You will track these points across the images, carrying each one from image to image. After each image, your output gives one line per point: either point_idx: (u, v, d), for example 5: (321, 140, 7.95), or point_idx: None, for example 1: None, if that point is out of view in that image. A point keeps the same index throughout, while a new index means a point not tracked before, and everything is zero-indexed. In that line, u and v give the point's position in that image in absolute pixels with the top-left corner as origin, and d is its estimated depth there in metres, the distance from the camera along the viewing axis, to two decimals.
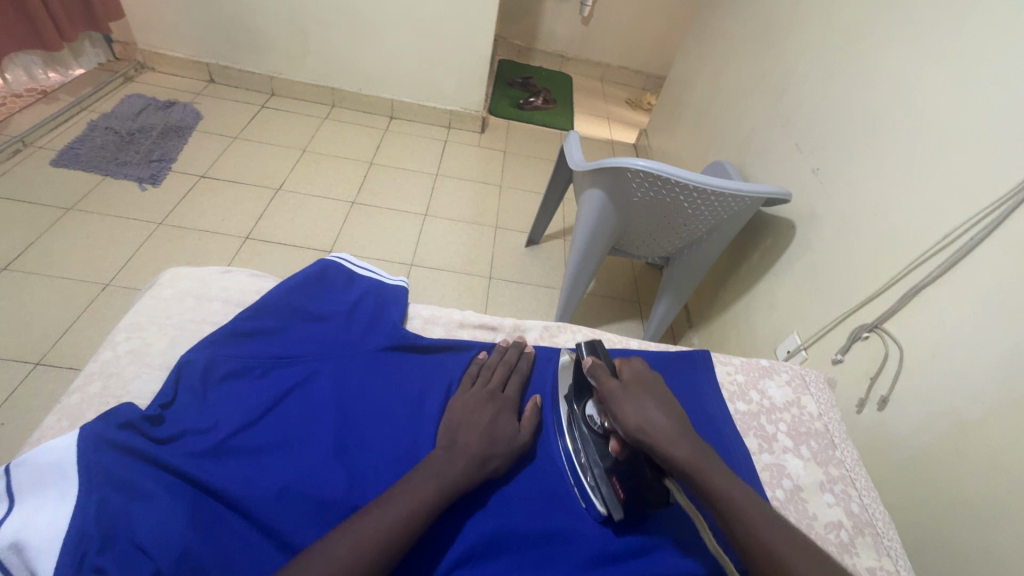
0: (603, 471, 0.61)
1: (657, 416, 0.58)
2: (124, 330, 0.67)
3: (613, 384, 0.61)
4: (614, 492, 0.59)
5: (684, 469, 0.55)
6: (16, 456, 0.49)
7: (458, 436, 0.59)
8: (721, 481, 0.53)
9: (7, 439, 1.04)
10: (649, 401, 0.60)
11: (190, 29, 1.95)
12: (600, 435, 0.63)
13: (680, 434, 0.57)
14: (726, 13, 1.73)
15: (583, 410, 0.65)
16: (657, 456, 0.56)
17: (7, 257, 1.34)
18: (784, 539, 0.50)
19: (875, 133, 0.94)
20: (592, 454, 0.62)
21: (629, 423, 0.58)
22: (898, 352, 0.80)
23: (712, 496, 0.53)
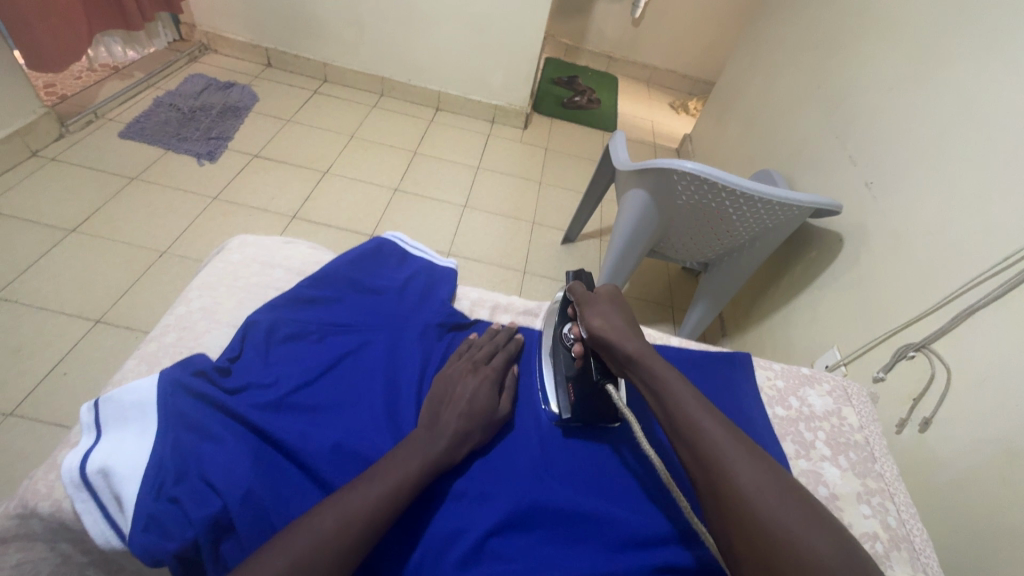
0: (564, 378, 0.69)
1: (615, 321, 0.64)
2: (196, 289, 0.71)
3: (588, 294, 0.69)
4: (569, 398, 0.67)
5: (631, 360, 0.59)
6: (103, 392, 0.54)
7: (440, 410, 0.60)
8: (663, 370, 0.56)
9: (70, 387, 1.12)
10: (612, 308, 0.66)
11: (252, 14, 2.03)
12: (568, 346, 0.71)
13: (633, 334, 0.62)
14: (783, 20, 1.69)
15: (561, 328, 0.73)
16: (607, 350, 0.62)
17: (76, 220, 1.43)
18: (703, 409, 0.52)
19: (936, 148, 0.90)
20: (559, 364, 0.70)
21: (589, 323, 0.65)
22: (946, 372, 0.78)
23: (646, 378, 0.56)
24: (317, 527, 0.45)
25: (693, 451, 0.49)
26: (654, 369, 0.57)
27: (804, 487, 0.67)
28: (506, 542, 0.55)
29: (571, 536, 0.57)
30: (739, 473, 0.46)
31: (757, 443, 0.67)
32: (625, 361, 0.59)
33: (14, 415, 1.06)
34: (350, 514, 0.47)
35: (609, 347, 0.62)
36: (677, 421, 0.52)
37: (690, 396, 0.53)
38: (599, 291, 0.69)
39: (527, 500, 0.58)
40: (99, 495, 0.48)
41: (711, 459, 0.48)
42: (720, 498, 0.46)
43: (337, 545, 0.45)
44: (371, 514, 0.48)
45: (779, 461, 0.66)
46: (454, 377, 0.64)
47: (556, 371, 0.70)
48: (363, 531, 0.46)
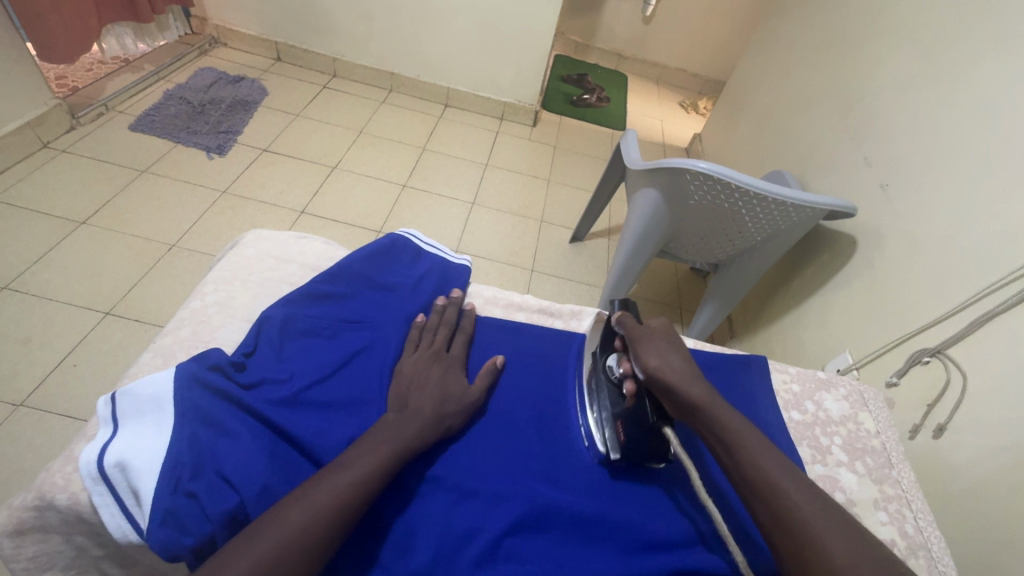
0: (611, 414, 0.64)
1: (675, 360, 0.60)
2: (212, 282, 0.71)
3: (639, 329, 0.65)
4: (617, 436, 0.62)
5: (696, 407, 0.56)
6: (119, 386, 0.54)
7: (409, 397, 0.59)
8: (734, 423, 0.54)
9: (79, 379, 1.12)
10: (667, 346, 0.62)
11: (262, 8, 2.03)
12: (614, 381, 0.66)
13: (697, 378, 0.58)
14: (797, 19, 1.67)
15: (604, 361, 0.69)
16: (666, 393, 0.58)
17: (86, 212, 1.43)
18: (781, 468, 0.50)
19: (953, 152, 0.89)
20: (604, 399, 0.66)
21: (644, 361, 0.61)
22: (961, 379, 0.77)
23: (720, 432, 0.54)
24: (287, 517, 0.45)
25: (773, 515, 0.47)
26: (723, 419, 0.54)
27: None
28: (520, 542, 0.55)
29: (585, 536, 0.57)
30: (829, 542, 0.44)
31: (773, 446, 0.66)
32: (689, 407, 0.56)
33: (24, 406, 1.06)
34: (333, 493, 0.47)
35: (669, 390, 0.58)
36: (754, 480, 0.50)
37: (768, 454, 0.51)
38: (653, 328, 0.66)
39: (540, 501, 0.58)
40: (116, 489, 0.48)
41: (794, 521, 0.46)
42: (806, 570, 0.43)
43: (322, 524, 0.45)
44: (354, 493, 0.48)
45: (795, 465, 0.65)
46: (417, 364, 0.63)
47: (599, 409, 0.65)
48: (345, 510, 0.47)
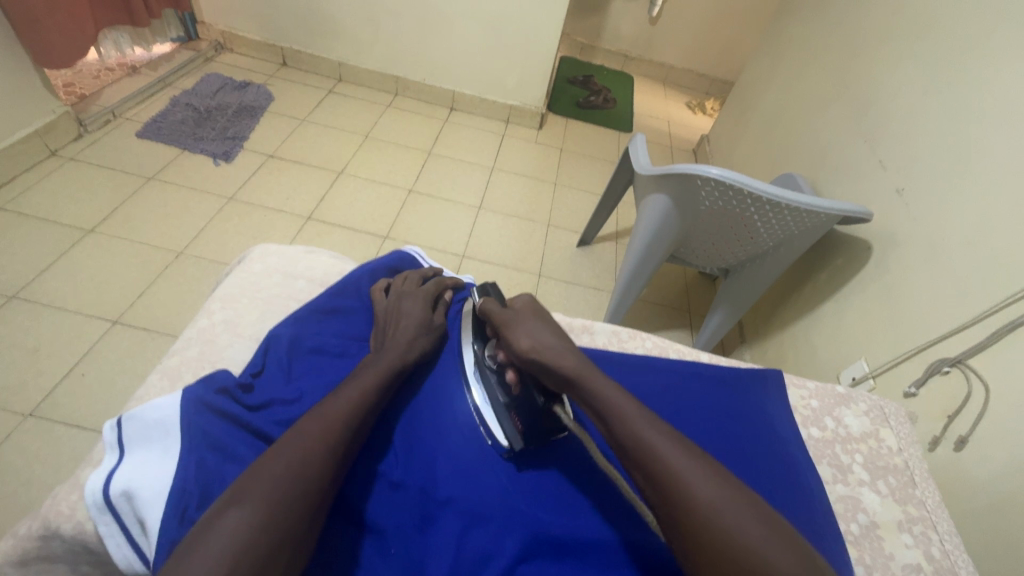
0: (505, 406, 0.64)
1: (546, 338, 0.61)
2: (218, 300, 0.71)
3: (507, 314, 0.66)
4: (516, 426, 0.63)
5: (570, 380, 0.56)
6: (125, 411, 0.53)
7: (390, 336, 0.66)
8: (605, 386, 0.54)
9: (88, 388, 1.12)
10: (537, 324, 0.64)
11: (268, 12, 2.03)
12: (497, 371, 0.67)
13: (567, 349, 0.60)
14: (807, 19, 1.65)
15: (483, 352, 0.69)
16: (543, 370, 0.59)
17: (95, 219, 1.44)
18: (647, 420, 0.51)
19: (972, 157, 0.87)
20: (494, 391, 0.66)
21: (518, 343, 0.61)
22: (983, 391, 0.75)
23: (591, 400, 0.54)
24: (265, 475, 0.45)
25: (644, 473, 0.48)
26: (593, 384, 0.55)
27: (842, 514, 0.65)
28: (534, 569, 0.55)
29: (601, 565, 0.57)
30: (692, 483, 0.45)
31: (792, 466, 0.65)
32: (565, 382, 0.57)
33: (34, 416, 1.06)
34: (301, 461, 0.47)
35: (544, 368, 0.58)
36: (624, 440, 0.50)
37: (636, 412, 0.52)
38: (518, 309, 0.68)
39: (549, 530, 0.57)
40: (123, 517, 0.48)
41: (661, 471, 0.47)
42: (679, 518, 0.45)
43: (295, 488, 0.46)
44: (317, 462, 0.48)
45: (815, 486, 0.63)
46: (398, 304, 0.70)
47: (491, 399, 0.66)
48: (323, 475, 0.48)
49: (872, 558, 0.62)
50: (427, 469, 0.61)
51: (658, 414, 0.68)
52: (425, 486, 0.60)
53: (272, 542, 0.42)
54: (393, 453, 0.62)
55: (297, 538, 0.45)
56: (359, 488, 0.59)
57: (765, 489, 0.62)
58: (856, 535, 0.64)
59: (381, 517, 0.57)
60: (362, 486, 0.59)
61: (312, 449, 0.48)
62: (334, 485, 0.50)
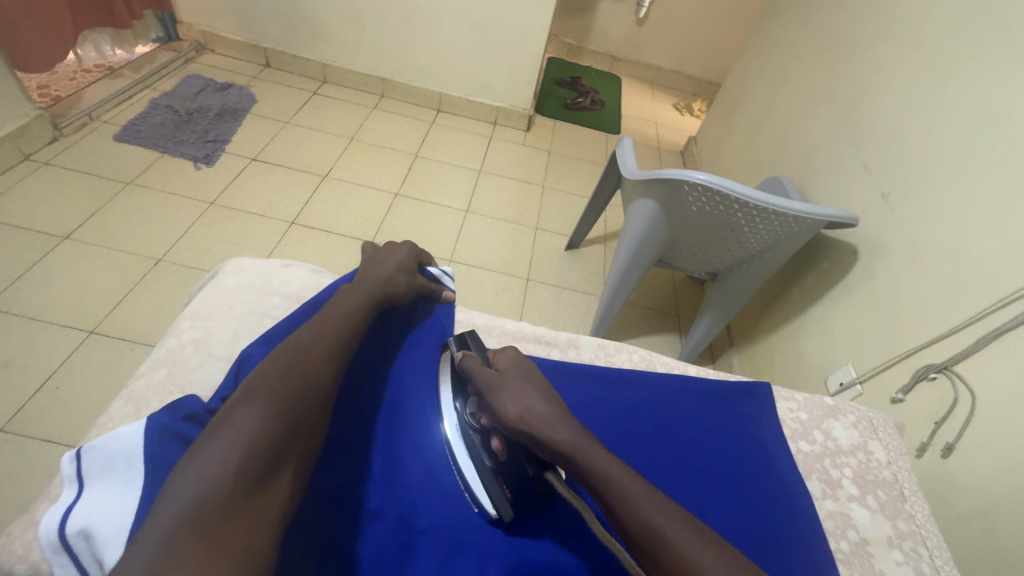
0: (491, 473, 0.60)
1: (535, 404, 0.57)
2: (189, 318, 0.69)
3: (491, 375, 0.62)
4: (504, 493, 0.59)
5: (566, 454, 0.53)
6: (84, 441, 0.51)
7: (366, 275, 0.71)
8: (604, 463, 0.51)
9: (63, 402, 1.08)
10: (524, 386, 0.59)
11: (249, 12, 1.99)
12: (480, 433, 0.63)
13: (558, 418, 0.56)
14: (793, 22, 1.66)
15: (466, 411, 0.64)
16: (535, 442, 0.55)
17: (69, 226, 1.40)
18: (654, 503, 0.47)
19: (956, 162, 0.88)
20: (478, 456, 0.61)
21: (505, 412, 0.57)
22: (969, 398, 0.75)
23: (590, 478, 0.51)
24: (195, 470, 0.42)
25: (656, 566, 0.44)
26: (592, 460, 0.52)
27: (832, 531, 0.65)
28: None
29: None
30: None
31: (778, 484, 0.64)
32: (560, 456, 0.53)
33: (6, 431, 1.02)
34: (237, 431, 0.45)
35: (536, 441, 0.55)
36: (629, 524, 0.47)
37: (640, 491, 0.49)
38: (502, 367, 0.63)
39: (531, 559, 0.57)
40: (80, 558, 0.45)
41: (675, 564, 0.43)
42: None
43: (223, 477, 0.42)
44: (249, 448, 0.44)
45: (803, 505, 0.63)
46: (384, 252, 0.76)
47: (476, 465, 0.61)
48: (264, 443, 0.45)
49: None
50: (407, 494, 0.60)
51: (644, 433, 0.67)
52: (404, 513, 0.58)
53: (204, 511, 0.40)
54: (370, 478, 0.60)
55: (230, 504, 0.41)
56: (333, 515, 0.56)
57: (749, 508, 0.61)
58: (846, 553, 0.63)
59: (358, 547, 0.55)
60: (339, 513, 0.57)
61: (251, 418, 0.46)
62: (291, 455, 0.47)
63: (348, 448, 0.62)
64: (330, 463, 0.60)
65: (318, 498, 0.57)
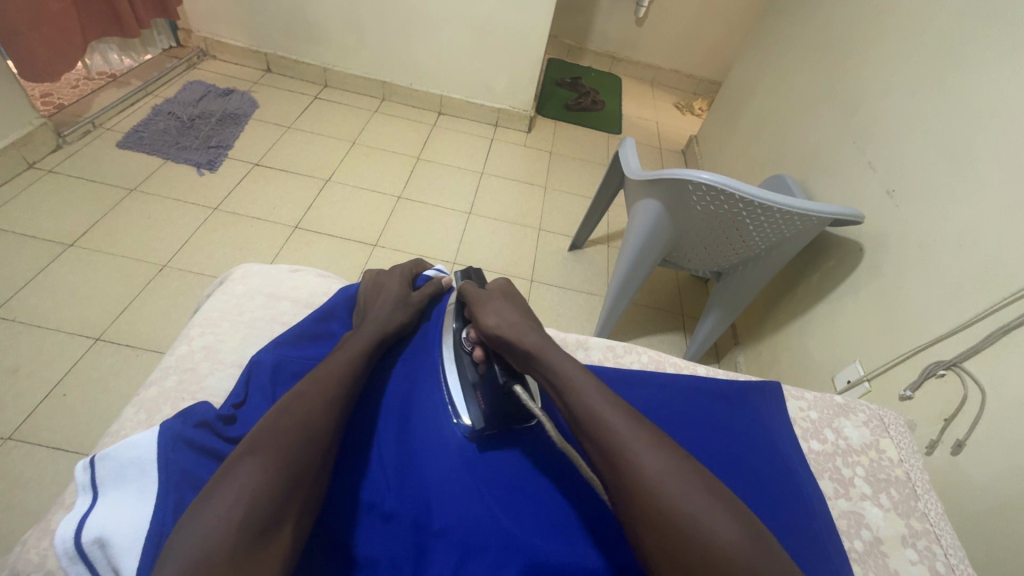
0: (471, 384, 0.69)
1: (510, 316, 0.68)
2: (198, 325, 0.69)
3: (481, 296, 0.74)
4: (479, 406, 0.67)
5: (529, 352, 0.62)
6: (98, 449, 0.51)
7: (370, 310, 0.72)
8: (558, 359, 0.60)
9: (70, 408, 1.09)
10: (505, 304, 0.71)
11: (250, 19, 2.00)
12: (469, 351, 0.72)
13: (527, 326, 0.66)
14: (794, 20, 1.65)
15: (460, 334, 0.74)
16: (507, 345, 0.65)
17: (74, 233, 1.40)
18: (602, 396, 0.55)
19: (962, 158, 0.87)
20: (465, 370, 0.71)
21: (485, 322, 0.69)
22: (979, 395, 0.75)
23: (546, 370, 0.60)
24: (199, 527, 0.43)
25: (595, 442, 0.52)
26: (549, 358, 0.61)
27: (846, 531, 0.64)
28: None
29: None
30: (637, 455, 0.49)
31: (793, 486, 0.63)
32: (524, 354, 0.63)
33: (15, 438, 1.03)
34: (240, 487, 0.46)
35: (505, 342, 0.65)
36: (574, 408, 0.55)
37: (585, 382, 0.57)
38: (491, 290, 0.75)
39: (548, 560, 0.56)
40: (96, 567, 0.45)
41: (611, 442, 0.50)
42: (621, 480, 0.48)
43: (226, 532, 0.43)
44: (249, 502, 0.45)
45: (819, 508, 0.62)
46: (380, 281, 0.77)
47: (461, 377, 0.70)
48: (266, 494, 0.46)
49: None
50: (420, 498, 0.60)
51: (657, 431, 0.67)
52: (418, 516, 0.58)
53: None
54: (379, 481, 0.61)
55: (236, 558, 0.42)
56: (345, 522, 0.57)
57: (765, 506, 0.61)
58: (860, 553, 0.63)
59: (369, 553, 0.55)
60: (352, 519, 0.57)
61: (251, 471, 0.47)
62: (292, 505, 0.48)
63: (359, 454, 0.62)
64: (342, 470, 0.61)
65: (330, 507, 0.58)
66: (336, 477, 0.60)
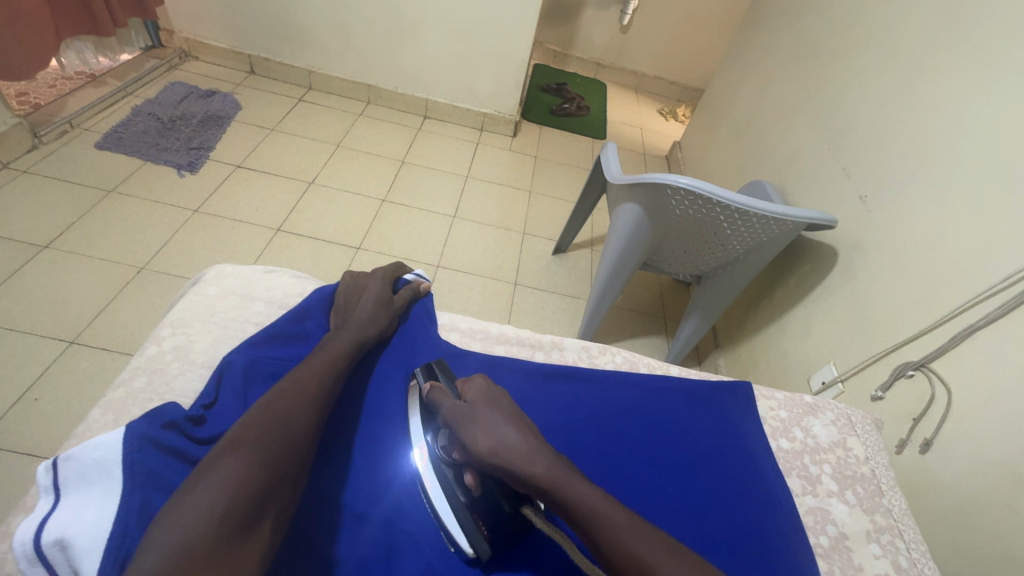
0: (464, 509, 0.57)
1: (509, 436, 0.55)
2: (170, 325, 0.68)
3: (461, 408, 0.60)
4: (481, 532, 0.56)
5: (543, 486, 0.51)
6: (62, 450, 0.50)
7: (350, 313, 0.72)
8: (583, 492, 0.51)
9: (43, 412, 1.07)
10: (496, 416, 0.58)
11: (233, 20, 1.98)
12: (452, 467, 0.59)
13: (534, 449, 0.54)
14: (773, 29, 1.69)
15: (437, 445, 0.61)
16: (513, 476, 0.53)
17: (50, 235, 1.37)
18: (641, 535, 0.48)
19: (931, 166, 0.90)
20: (452, 491, 0.58)
21: (478, 445, 0.55)
22: (945, 395, 0.77)
23: (568, 510, 0.50)
24: (180, 516, 0.43)
25: None
26: (569, 491, 0.51)
27: (812, 527, 0.66)
28: None
29: None
30: None
31: (760, 482, 0.65)
32: (536, 488, 0.52)
33: None
34: (223, 480, 0.45)
35: (511, 472, 0.53)
36: (614, 561, 0.47)
37: (623, 523, 0.49)
38: (471, 398, 0.61)
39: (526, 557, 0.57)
40: (55, 568, 0.45)
41: None
42: None
43: (209, 525, 0.43)
44: (233, 495, 0.45)
45: (786, 506, 0.63)
46: (359, 284, 0.77)
47: (448, 500, 0.58)
48: (248, 492, 0.46)
49: (841, 570, 0.63)
50: (394, 498, 0.60)
51: (627, 432, 0.67)
52: (389, 517, 0.59)
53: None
54: (359, 482, 0.61)
55: (217, 550, 0.42)
56: (315, 519, 0.57)
57: (732, 503, 0.62)
58: (825, 548, 0.64)
59: (343, 550, 0.56)
60: (323, 521, 0.57)
61: (235, 464, 0.47)
62: (272, 502, 0.48)
63: (333, 455, 0.62)
64: (317, 471, 0.61)
65: (303, 508, 0.58)
66: (315, 477, 0.60)
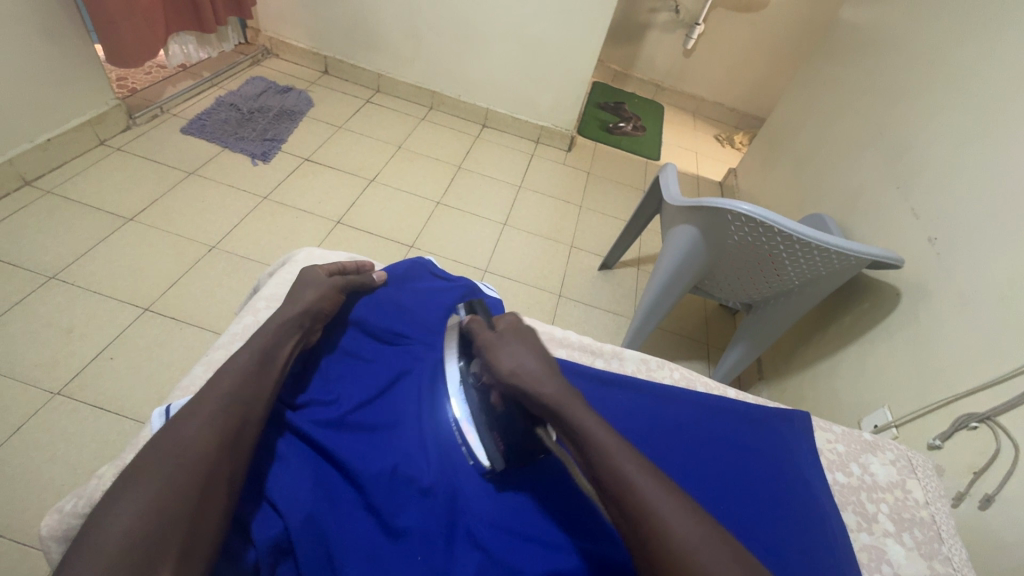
0: (486, 426, 0.63)
1: (529, 360, 0.57)
2: (265, 298, 0.74)
3: (490, 337, 0.63)
4: (497, 445, 0.62)
5: (548, 406, 0.54)
6: (171, 400, 0.57)
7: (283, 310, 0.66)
8: (584, 415, 0.52)
9: (115, 372, 1.15)
10: (520, 346, 0.60)
11: (314, 23, 2.10)
12: (481, 389, 0.65)
13: (550, 375, 0.56)
14: (845, 62, 1.67)
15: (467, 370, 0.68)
16: (525, 396, 0.56)
17: (134, 209, 1.49)
18: (634, 461, 0.48)
19: (1007, 212, 0.87)
20: (477, 411, 0.64)
21: (499, 365, 0.58)
22: (1011, 450, 0.73)
23: (568, 427, 0.52)
24: (119, 514, 0.43)
25: (620, 508, 0.46)
26: (572, 413, 0.52)
27: (866, 564, 0.65)
28: None
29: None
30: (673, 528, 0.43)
31: (815, 511, 0.64)
32: (544, 408, 0.54)
33: (62, 395, 1.09)
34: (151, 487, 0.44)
35: (524, 393, 0.56)
36: (603, 477, 0.48)
37: (614, 443, 0.50)
38: (501, 328, 0.64)
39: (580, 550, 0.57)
40: None
41: (649, 521, 0.44)
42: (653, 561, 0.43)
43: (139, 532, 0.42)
44: (161, 504, 0.44)
45: (840, 539, 0.63)
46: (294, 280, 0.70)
47: (474, 417, 0.64)
48: (177, 500, 0.44)
49: None
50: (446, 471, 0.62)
51: (685, 448, 0.68)
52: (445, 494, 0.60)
53: (165, 520, 0.43)
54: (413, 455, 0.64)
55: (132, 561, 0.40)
56: None
57: (784, 527, 0.62)
58: None
59: None
60: (389, 490, 0.57)
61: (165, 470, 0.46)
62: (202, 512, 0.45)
63: None
64: None
65: None
66: (338, 437, 0.60)
